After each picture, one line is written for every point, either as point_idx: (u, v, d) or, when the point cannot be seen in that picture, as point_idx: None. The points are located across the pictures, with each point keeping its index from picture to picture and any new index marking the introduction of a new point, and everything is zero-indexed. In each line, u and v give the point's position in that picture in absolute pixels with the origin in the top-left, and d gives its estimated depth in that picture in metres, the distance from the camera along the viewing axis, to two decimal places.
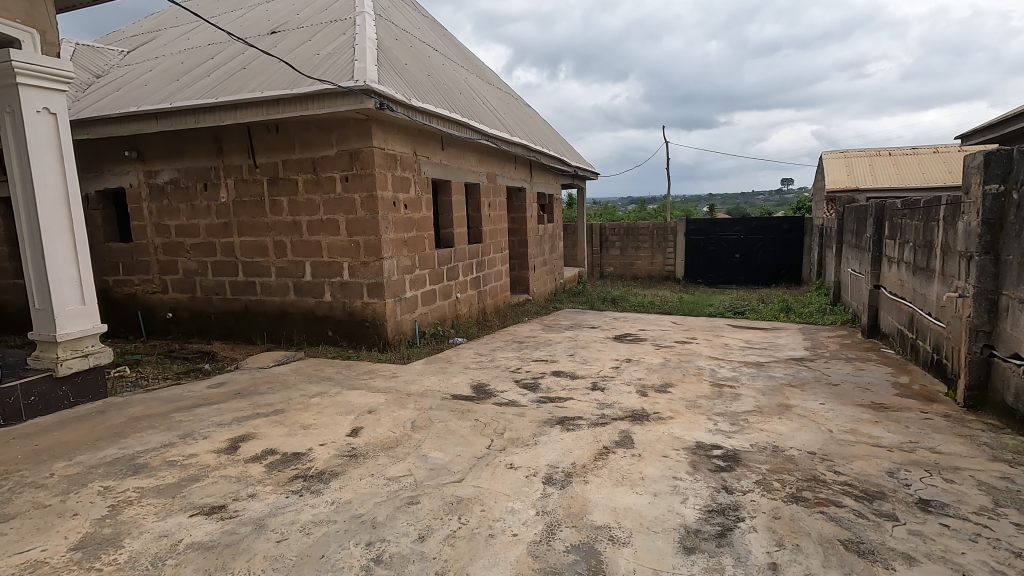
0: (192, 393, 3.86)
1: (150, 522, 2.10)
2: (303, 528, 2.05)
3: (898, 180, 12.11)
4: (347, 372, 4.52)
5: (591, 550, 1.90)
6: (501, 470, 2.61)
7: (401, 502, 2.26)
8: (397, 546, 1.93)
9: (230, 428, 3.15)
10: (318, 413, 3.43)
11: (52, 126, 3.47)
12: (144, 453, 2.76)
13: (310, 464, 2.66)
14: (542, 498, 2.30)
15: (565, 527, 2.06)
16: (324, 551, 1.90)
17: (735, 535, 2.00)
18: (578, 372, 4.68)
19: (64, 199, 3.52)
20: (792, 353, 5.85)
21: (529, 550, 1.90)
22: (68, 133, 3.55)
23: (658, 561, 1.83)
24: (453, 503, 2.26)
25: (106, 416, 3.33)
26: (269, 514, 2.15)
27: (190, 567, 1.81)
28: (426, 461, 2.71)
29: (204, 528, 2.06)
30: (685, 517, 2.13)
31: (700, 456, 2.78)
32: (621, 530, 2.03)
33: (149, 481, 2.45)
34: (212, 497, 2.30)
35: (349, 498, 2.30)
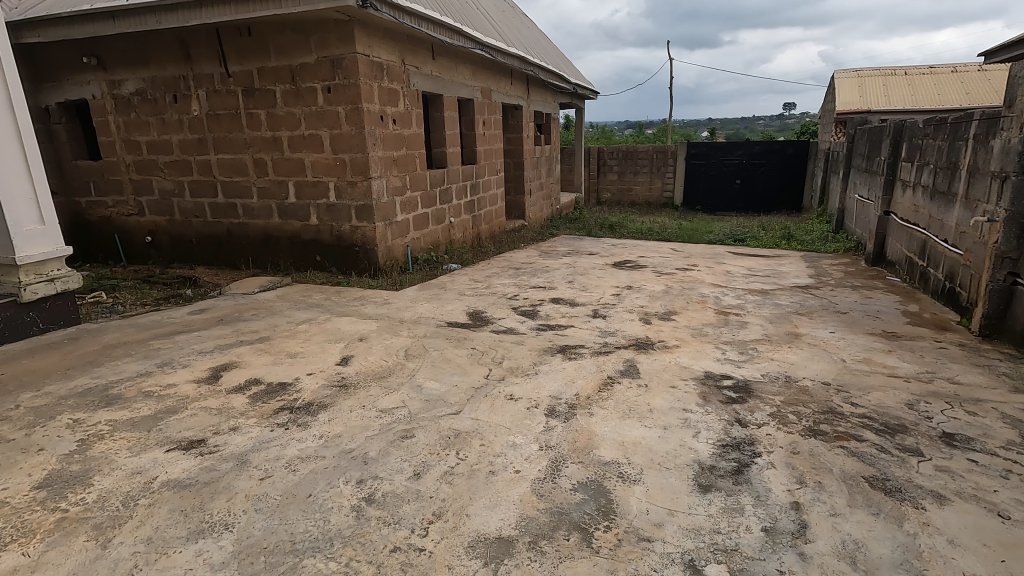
0: (171, 320, 3.65)
1: (123, 458, 1.94)
2: (288, 465, 1.90)
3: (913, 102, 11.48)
4: (337, 298, 4.31)
5: (599, 488, 1.77)
6: (500, 401, 2.45)
7: (395, 436, 2.11)
8: (390, 485, 1.78)
9: (211, 356, 2.96)
10: (306, 341, 3.25)
11: None
12: (118, 383, 2.58)
13: (297, 395, 2.50)
14: (545, 432, 2.16)
15: (570, 463, 1.92)
16: (311, 490, 1.75)
17: (753, 472, 1.87)
18: (578, 299, 4.49)
19: (7, 105, 3.12)
20: (797, 280, 5.69)
21: (533, 489, 1.76)
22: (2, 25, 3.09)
23: (672, 501, 1.70)
24: (450, 437, 2.11)
25: (80, 344, 3.13)
26: (252, 450, 2.00)
27: (165, 509, 1.66)
28: (421, 392, 2.55)
29: (182, 464, 1.90)
30: (699, 453, 1.99)
31: (710, 387, 2.63)
32: (631, 467, 1.90)
33: (122, 413, 2.28)
34: (190, 432, 2.14)
35: (339, 432, 2.15)
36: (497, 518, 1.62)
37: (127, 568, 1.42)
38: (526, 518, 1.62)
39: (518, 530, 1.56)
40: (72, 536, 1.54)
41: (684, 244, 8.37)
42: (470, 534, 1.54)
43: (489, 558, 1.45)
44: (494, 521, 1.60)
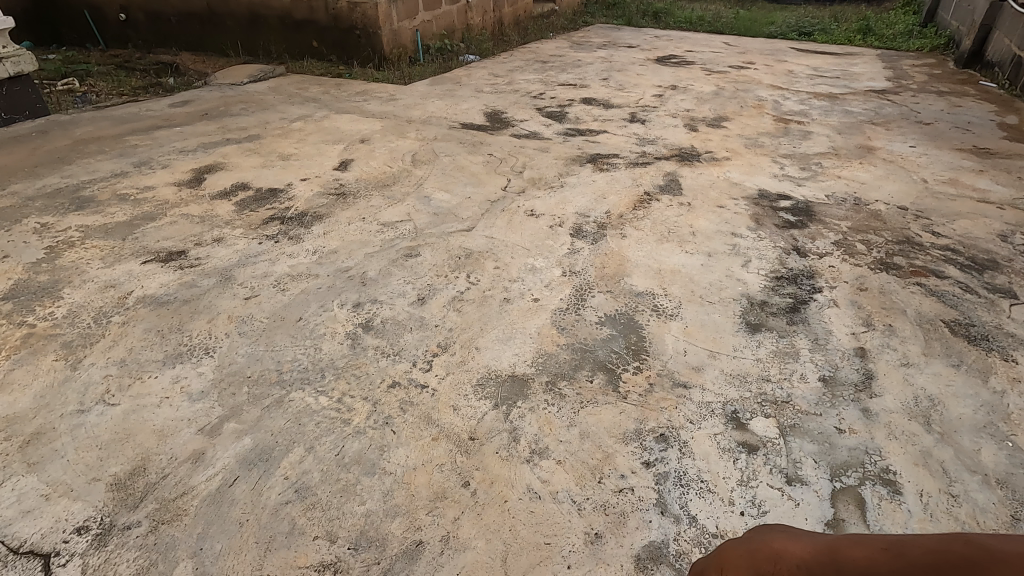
0: (150, 113, 3.22)
1: (95, 269, 1.73)
2: (277, 284, 1.67)
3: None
4: (336, 93, 3.76)
5: (630, 324, 1.53)
6: (519, 218, 2.13)
7: (397, 255, 1.85)
8: (390, 311, 1.56)
9: (194, 156, 2.61)
10: (301, 141, 2.85)
11: None
12: (90, 184, 2.28)
13: (289, 204, 2.20)
14: (570, 256, 1.87)
15: (597, 293, 1.66)
16: (302, 314, 1.54)
17: (811, 310, 1.60)
18: (614, 101, 3.86)
19: None
20: (871, 84, 4.84)
21: (552, 322, 1.53)
22: None
23: (715, 341, 1.46)
24: (461, 259, 1.83)
25: (49, 138, 2.78)
26: (237, 265, 1.77)
27: (141, 329, 1.48)
28: (429, 205, 2.22)
29: (159, 279, 1.69)
30: (748, 286, 1.71)
31: (764, 208, 2.25)
32: (668, 300, 1.63)
33: (95, 218, 2.02)
34: (170, 242, 1.90)
35: (334, 248, 1.89)
36: (511, 354, 1.41)
37: (98, 393, 1.27)
38: (544, 354, 1.41)
39: (535, 369, 1.36)
40: (40, 355, 1.39)
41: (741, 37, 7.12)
42: (479, 371, 1.35)
43: (501, 399, 1.27)
44: (507, 357, 1.40)
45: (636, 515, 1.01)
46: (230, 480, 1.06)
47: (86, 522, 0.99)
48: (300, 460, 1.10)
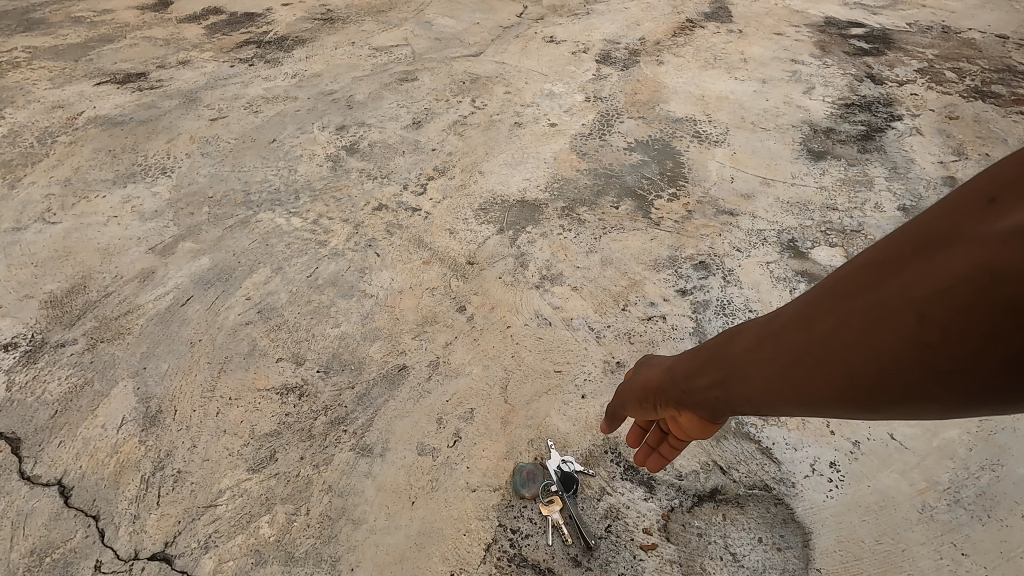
0: None
1: (42, 90, 1.49)
2: (249, 106, 1.42)
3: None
4: None
5: (665, 150, 1.27)
6: (536, 45, 1.80)
7: (391, 79, 1.56)
8: (380, 134, 1.32)
9: None
10: None
11: None
12: (40, 7, 1.97)
13: (268, 29, 1.88)
14: (595, 82, 1.57)
15: (627, 119, 1.39)
16: (277, 135, 1.31)
17: (887, 139, 1.32)
18: None
19: None
20: None
21: (571, 147, 1.28)
22: None
23: (769, 169, 1.20)
24: (465, 84, 1.54)
25: None
26: (204, 87, 1.51)
27: (90, 148, 1.26)
28: (431, 31, 1.88)
29: (115, 100, 1.45)
30: (811, 113, 1.41)
31: (831, 36, 1.87)
32: (712, 126, 1.35)
33: (44, 40, 1.74)
34: (129, 65, 1.63)
35: (318, 72, 1.60)
36: (521, 179, 1.18)
37: (38, 212, 1.09)
38: (561, 180, 1.17)
39: (549, 194, 1.13)
40: None
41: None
42: (482, 196, 1.13)
43: (507, 224, 1.05)
44: (517, 182, 1.17)
45: (668, 345, 0.82)
46: (183, 300, 0.90)
47: (14, 339, 0.84)
48: (266, 280, 0.92)
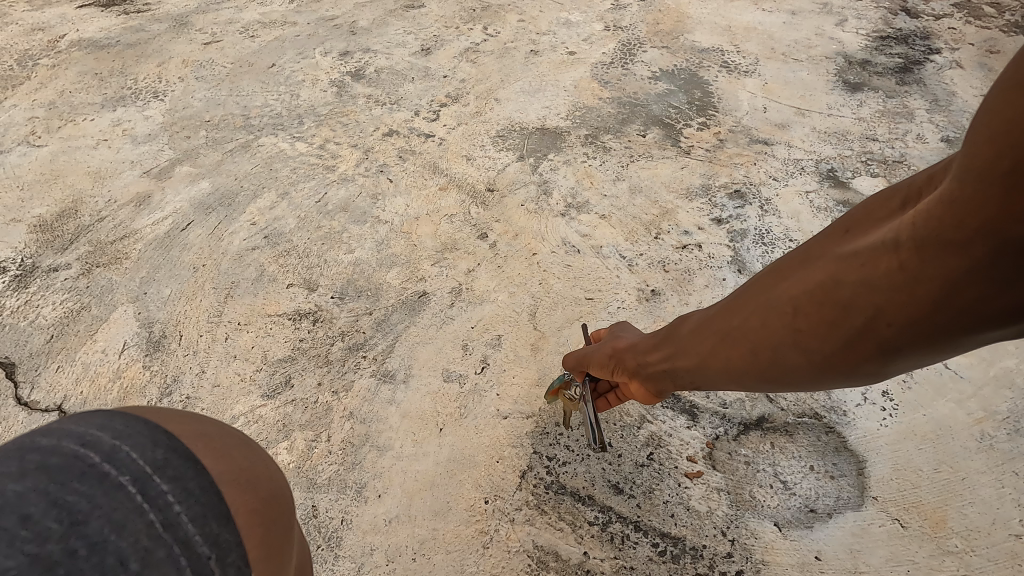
0: None
1: (19, 13, 1.38)
2: (245, 31, 1.32)
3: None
4: None
5: (692, 79, 1.19)
6: None
7: (396, 6, 1.46)
8: (387, 60, 1.23)
9: None
10: None
11: None
12: None
13: None
14: (614, 11, 1.47)
15: (650, 49, 1.30)
16: (276, 60, 1.22)
17: (927, 72, 1.24)
18: None
19: None
20: None
21: (593, 76, 1.20)
22: None
23: (804, 100, 1.13)
24: (476, 11, 1.44)
25: None
26: (195, 11, 1.41)
27: (74, 71, 1.17)
28: None
29: (99, 23, 1.35)
30: (845, 45, 1.33)
31: None
32: (742, 57, 1.27)
33: None
34: None
35: None
36: (540, 107, 1.10)
37: (21, 136, 1.01)
38: (583, 108, 1.10)
39: (571, 122, 1.06)
40: None
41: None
42: (499, 123, 1.06)
43: (528, 152, 0.98)
44: (536, 111, 1.09)
45: (705, 273, 0.77)
46: (183, 225, 0.83)
47: (3, 263, 0.78)
48: (271, 206, 0.86)
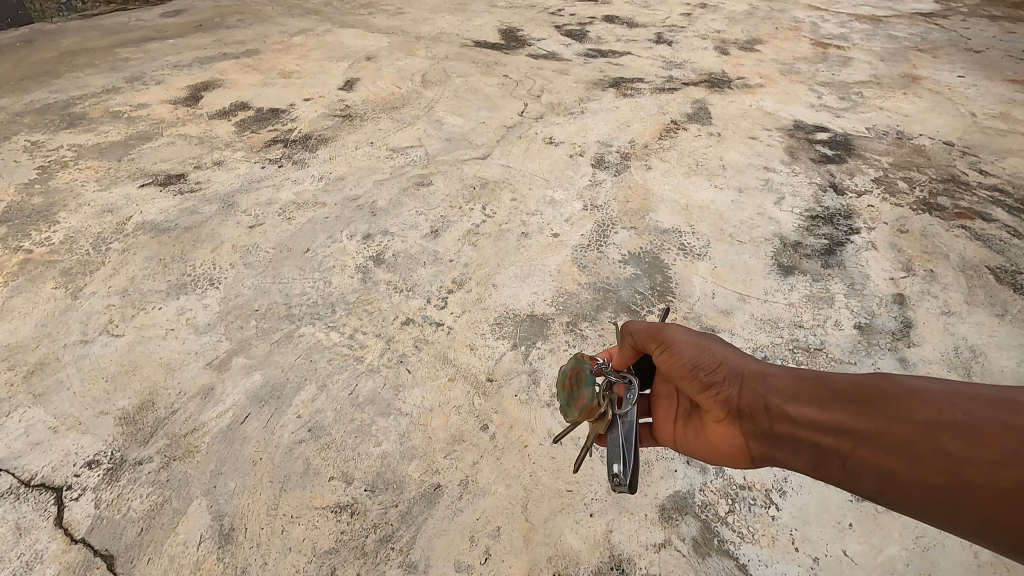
0: (140, 24, 3.00)
1: (91, 192, 1.64)
2: (282, 212, 1.58)
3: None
4: (338, 5, 3.48)
5: (655, 262, 1.45)
6: (538, 146, 2.00)
7: (409, 183, 1.74)
8: (402, 243, 1.48)
9: (190, 72, 2.44)
10: (302, 58, 2.65)
11: None
12: (81, 101, 2.15)
13: (292, 126, 2.06)
14: (591, 188, 1.76)
15: (620, 229, 1.57)
16: (310, 244, 1.46)
17: (847, 253, 1.51)
18: (637, 19, 3.56)
19: None
20: (917, 5, 4.40)
21: (573, 259, 1.45)
22: None
23: (745, 284, 1.38)
24: (476, 189, 1.72)
25: (35, 49, 2.63)
26: (239, 190, 1.67)
27: (142, 257, 1.41)
28: (441, 129, 2.08)
29: (159, 204, 1.60)
30: (782, 225, 1.60)
31: (799, 141, 2.10)
32: (696, 239, 1.54)
33: (87, 137, 1.91)
34: (168, 164, 1.79)
35: (342, 175, 1.78)
36: (530, 292, 1.34)
37: (101, 324, 1.22)
38: (565, 294, 1.34)
39: (555, 309, 1.29)
40: (39, 282, 1.33)
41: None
42: (496, 309, 1.29)
43: (520, 340, 1.21)
44: (526, 296, 1.33)
45: (661, 464, 0.97)
46: (242, 417, 1.03)
47: (96, 456, 0.97)
48: (313, 398, 1.07)
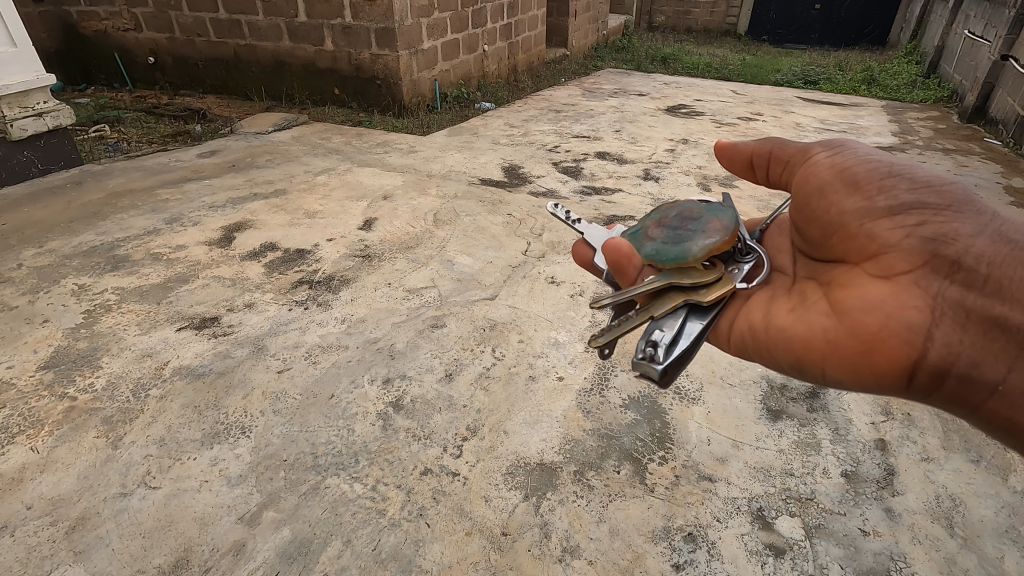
0: (179, 164, 3.34)
1: (132, 337, 1.79)
2: (308, 356, 1.72)
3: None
4: (357, 144, 3.87)
5: (653, 406, 1.57)
6: (541, 286, 2.18)
7: (423, 326, 1.89)
8: (419, 388, 1.60)
9: (223, 212, 2.69)
10: (325, 197, 2.92)
11: None
12: (125, 242, 2.37)
13: (316, 267, 2.25)
14: (592, 329, 1.91)
15: (620, 372, 1.70)
16: (333, 390, 1.58)
17: (830, 395, 1.64)
18: (627, 156, 3.94)
19: None
20: (877, 139, 4.88)
21: (578, 404, 1.57)
22: None
23: (737, 428, 1.49)
24: (485, 331, 1.87)
25: (83, 191, 2.92)
26: (268, 334, 1.82)
27: (178, 403, 1.52)
28: (453, 269, 2.28)
29: (194, 348, 1.74)
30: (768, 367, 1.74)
31: None
32: (690, 381, 1.67)
33: (130, 280, 2.10)
34: (203, 307, 1.96)
35: (362, 317, 1.93)
36: (538, 439, 1.44)
37: (139, 476, 1.31)
38: (571, 441, 1.44)
39: (563, 457, 1.39)
40: (82, 431, 1.44)
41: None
42: (508, 457, 1.39)
43: (531, 490, 1.30)
44: (535, 443, 1.43)
45: None
46: None
47: None
48: (338, 554, 1.14)
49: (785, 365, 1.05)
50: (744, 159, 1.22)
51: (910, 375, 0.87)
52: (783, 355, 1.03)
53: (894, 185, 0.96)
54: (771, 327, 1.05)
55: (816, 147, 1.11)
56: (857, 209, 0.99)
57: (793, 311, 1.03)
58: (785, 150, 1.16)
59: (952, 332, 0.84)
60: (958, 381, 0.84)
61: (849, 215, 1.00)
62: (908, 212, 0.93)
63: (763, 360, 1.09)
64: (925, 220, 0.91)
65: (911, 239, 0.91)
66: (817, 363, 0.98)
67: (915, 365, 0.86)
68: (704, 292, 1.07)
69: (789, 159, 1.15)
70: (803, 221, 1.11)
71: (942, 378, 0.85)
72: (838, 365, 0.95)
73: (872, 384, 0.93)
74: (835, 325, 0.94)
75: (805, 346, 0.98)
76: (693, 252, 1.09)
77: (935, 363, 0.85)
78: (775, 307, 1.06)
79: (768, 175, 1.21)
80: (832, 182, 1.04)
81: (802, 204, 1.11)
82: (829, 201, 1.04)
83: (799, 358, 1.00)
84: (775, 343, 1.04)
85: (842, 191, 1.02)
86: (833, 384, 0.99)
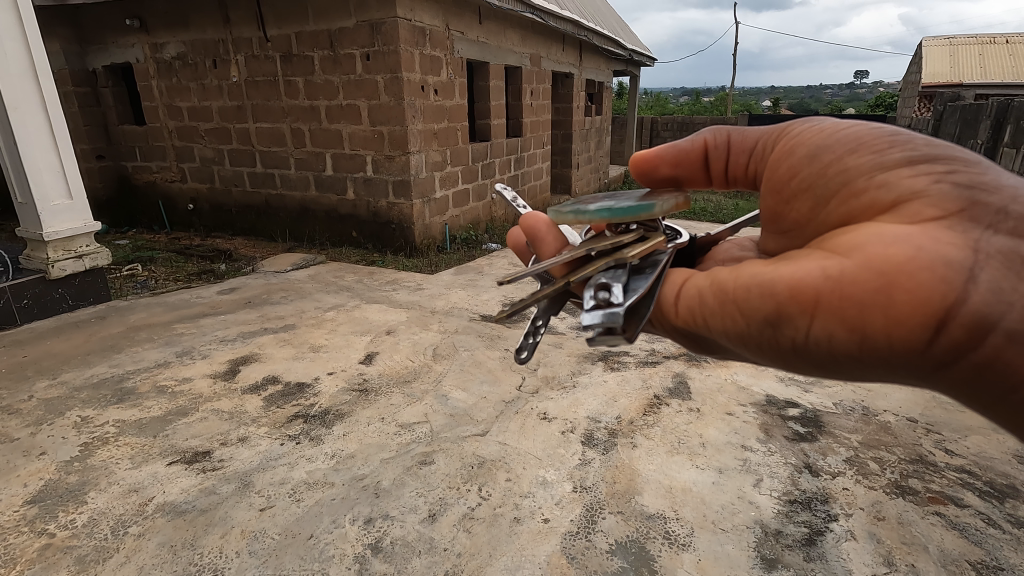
0: (199, 300, 3.57)
1: (122, 470, 1.81)
2: (292, 493, 1.71)
3: (1003, 77, 10.94)
4: (368, 282, 4.12)
5: (641, 553, 1.51)
6: (532, 422, 2.18)
7: (411, 462, 1.89)
8: (401, 529, 1.57)
9: (233, 346, 2.81)
10: (332, 332, 3.06)
11: (13, 24, 3.17)
12: (134, 375, 2.48)
13: (314, 400, 2.30)
14: (581, 467, 1.89)
15: (608, 513, 1.66)
16: (314, 529, 1.56)
17: (827, 543, 1.57)
18: None
19: (39, 99, 3.31)
20: None
21: (562, 548, 1.52)
22: (36, 32, 3.25)
23: None
24: (473, 468, 1.86)
25: (106, 324, 3.12)
26: (256, 469, 1.83)
27: (155, 541, 1.51)
28: (446, 405, 2.31)
29: (181, 483, 1.75)
30: (761, 511, 1.69)
31: (772, 417, 2.25)
32: (681, 525, 1.62)
33: (132, 413, 2.16)
34: (198, 441, 1.99)
35: (353, 452, 1.94)
36: None
37: None
38: None
39: None
40: (53, 570, 1.42)
41: (743, 212, 7.42)
42: None
43: None
44: None
45: None
46: None
47: None
48: None
49: (751, 327, 0.79)
50: (696, 158, 1.03)
51: (939, 329, 0.64)
52: (753, 309, 0.77)
53: (909, 139, 0.76)
54: (742, 275, 0.79)
55: (796, 121, 0.94)
56: (867, 164, 0.77)
57: (772, 263, 0.79)
58: (749, 133, 0.98)
59: (1000, 277, 0.62)
60: (1002, 340, 0.63)
61: (855, 170, 0.78)
62: (933, 159, 0.73)
63: (723, 323, 0.83)
64: (956, 167, 0.71)
65: (941, 185, 0.70)
66: (804, 309, 0.71)
67: (950, 312, 0.63)
68: (633, 249, 0.93)
69: (757, 142, 0.97)
70: (785, 194, 0.89)
71: (982, 335, 0.63)
72: (835, 312, 0.69)
73: (876, 339, 0.68)
74: (838, 263, 0.68)
75: (790, 289, 0.72)
76: (649, 214, 0.92)
77: (980, 315, 0.62)
78: (744, 265, 0.82)
79: (726, 172, 1.03)
80: (831, 140, 0.83)
81: (785, 175, 0.90)
82: (827, 159, 0.83)
83: (776, 310, 0.74)
84: (745, 294, 0.78)
85: (843, 146, 0.81)
86: (816, 343, 0.73)
